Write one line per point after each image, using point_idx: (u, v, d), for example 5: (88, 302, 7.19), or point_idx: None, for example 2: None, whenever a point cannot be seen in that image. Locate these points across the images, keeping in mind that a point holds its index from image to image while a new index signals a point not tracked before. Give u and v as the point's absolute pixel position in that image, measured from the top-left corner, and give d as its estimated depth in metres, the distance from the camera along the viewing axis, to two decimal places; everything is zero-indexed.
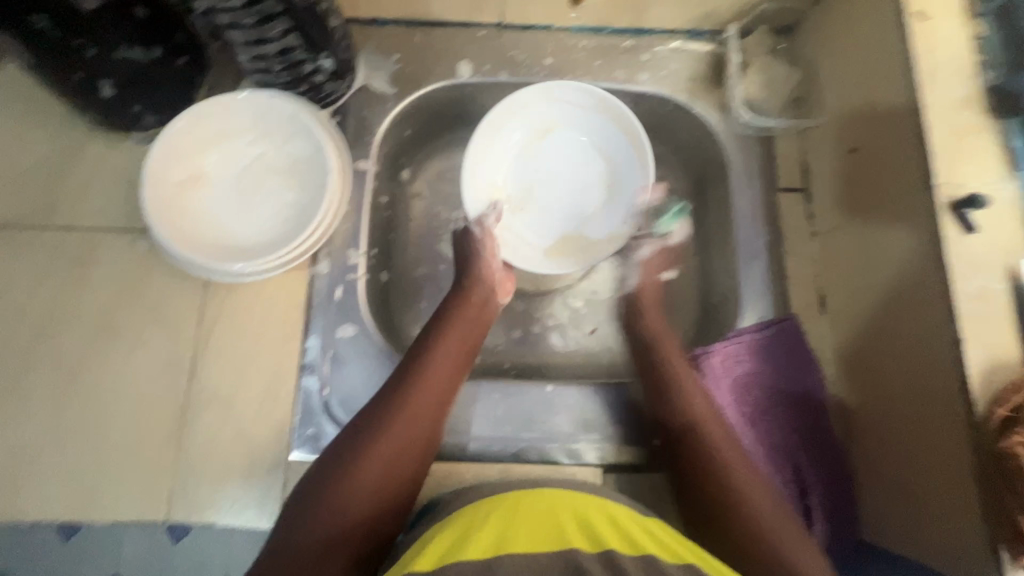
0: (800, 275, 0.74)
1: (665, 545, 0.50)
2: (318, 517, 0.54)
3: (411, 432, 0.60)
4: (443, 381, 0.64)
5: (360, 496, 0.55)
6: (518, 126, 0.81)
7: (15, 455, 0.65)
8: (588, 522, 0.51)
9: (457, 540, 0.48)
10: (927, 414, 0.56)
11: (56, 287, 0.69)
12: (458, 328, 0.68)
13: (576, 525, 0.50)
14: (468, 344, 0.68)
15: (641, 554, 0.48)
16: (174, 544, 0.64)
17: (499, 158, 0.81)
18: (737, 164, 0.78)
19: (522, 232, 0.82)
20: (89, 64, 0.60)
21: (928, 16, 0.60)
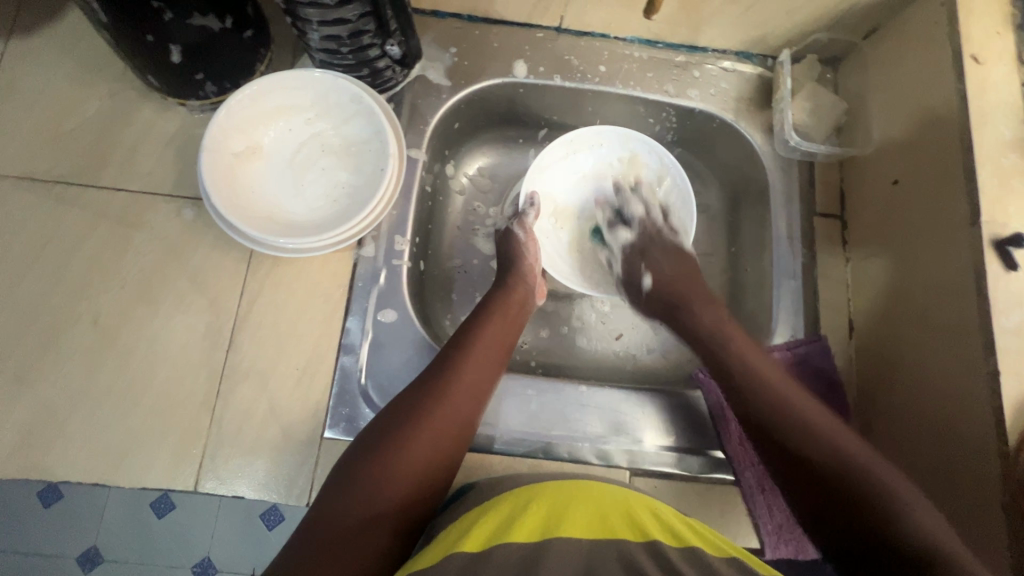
0: (831, 298, 0.76)
1: (708, 540, 0.51)
2: (360, 490, 0.52)
3: (460, 390, 0.60)
4: (489, 355, 0.65)
5: (403, 470, 0.54)
6: (591, 156, 0.84)
7: (44, 412, 0.64)
8: (634, 515, 0.53)
9: (505, 524, 0.50)
10: (953, 446, 0.58)
11: (99, 248, 0.69)
12: (502, 313, 0.69)
13: (622, 517, 0.52)
14: (512, 329, 0.69)
15: (686, 547, 0.50)
16: (157, 520, 0.64)
17: (561, 176, 0.84)
18: (778, 186, 0.80)
19: (557, 242, 0.84)
20: (162, 28, 0.59)
21: (983, 60, 0.62)
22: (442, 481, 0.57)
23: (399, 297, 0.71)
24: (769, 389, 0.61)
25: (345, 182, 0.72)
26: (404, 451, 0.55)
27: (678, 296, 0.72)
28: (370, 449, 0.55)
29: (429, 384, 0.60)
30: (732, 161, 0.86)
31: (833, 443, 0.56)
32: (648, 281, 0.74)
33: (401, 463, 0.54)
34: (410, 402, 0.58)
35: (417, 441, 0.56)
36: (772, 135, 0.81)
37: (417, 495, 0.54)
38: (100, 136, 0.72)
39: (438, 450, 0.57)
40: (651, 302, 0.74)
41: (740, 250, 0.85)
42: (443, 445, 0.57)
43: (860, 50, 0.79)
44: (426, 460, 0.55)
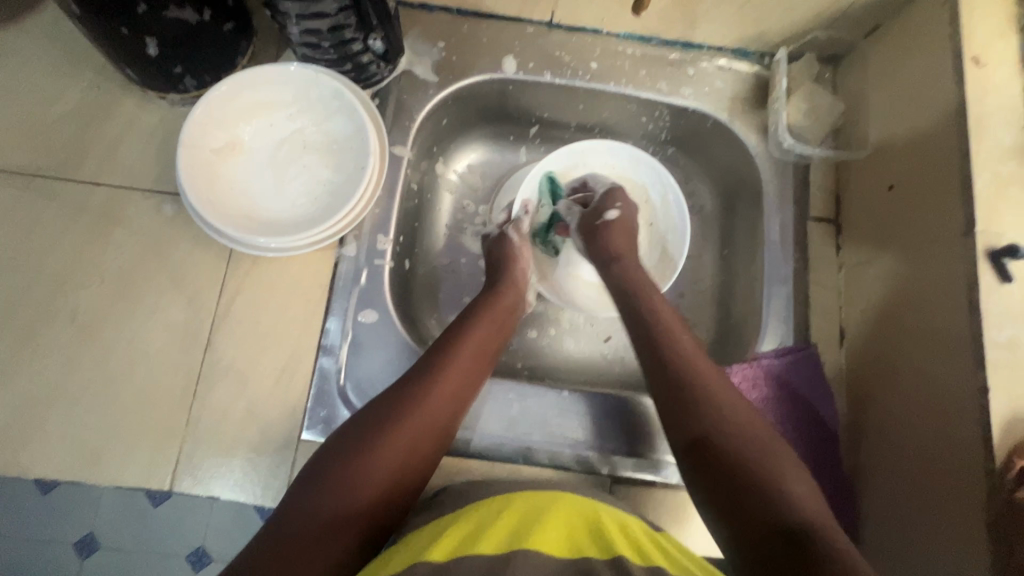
0: (823, 305, 0.75)
1: (675, 559, 0.50)
2: (328, 494, 0.51)
3: (440, 396, 0.59)
4: (473, 362, 0.63)
5: (375, 476, 0.53)
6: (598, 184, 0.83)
7: (21, 408, 0.64)
8: (601, 529, 0.52)
9: (475, 536, 0.49)
10: (939, 461, 0.57)
11: (78, 243, 0.68)
12: (488, 319, 0.68)
13: (588, 531, 0.52)
14: (500, 336, 0.68)
15: (650, 564, 0.49)
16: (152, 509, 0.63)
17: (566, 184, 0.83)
18: (771, 189, 0.78)
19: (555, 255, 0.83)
20: (136, 21, 0.58)
21: (985, 63, 0.60)
22: (412, 487, 0.56)
23: (381, 297, 0.70)
24: (712, 404, 0.55)
25: (327, 180, 0.70)
26: (378, 455, 0.54)
27: (613, 250, 0.71)
28: (344, 451, 0.54)
29: (408, 388, 0.59)
30: (726, 162, 0.84)
31: (773, 469, 0.49)
32: (614, 213, 0.74)
33: (373, 467, 0.53)
34: (388, 406, 0.57)
35: (391, 445, 0.54)
36: (766, 136, 0.79)
37: (387, 501, 0.53)
38: (81, 130, 0.71)
39: (411, 456, 0.55)
40: (594, 239, 0.73)
41: (733, 253, 0.83)
42: (417, 451, 0.56)
43: (861, 49, 0.76)
44: (398, 465, 0.54)
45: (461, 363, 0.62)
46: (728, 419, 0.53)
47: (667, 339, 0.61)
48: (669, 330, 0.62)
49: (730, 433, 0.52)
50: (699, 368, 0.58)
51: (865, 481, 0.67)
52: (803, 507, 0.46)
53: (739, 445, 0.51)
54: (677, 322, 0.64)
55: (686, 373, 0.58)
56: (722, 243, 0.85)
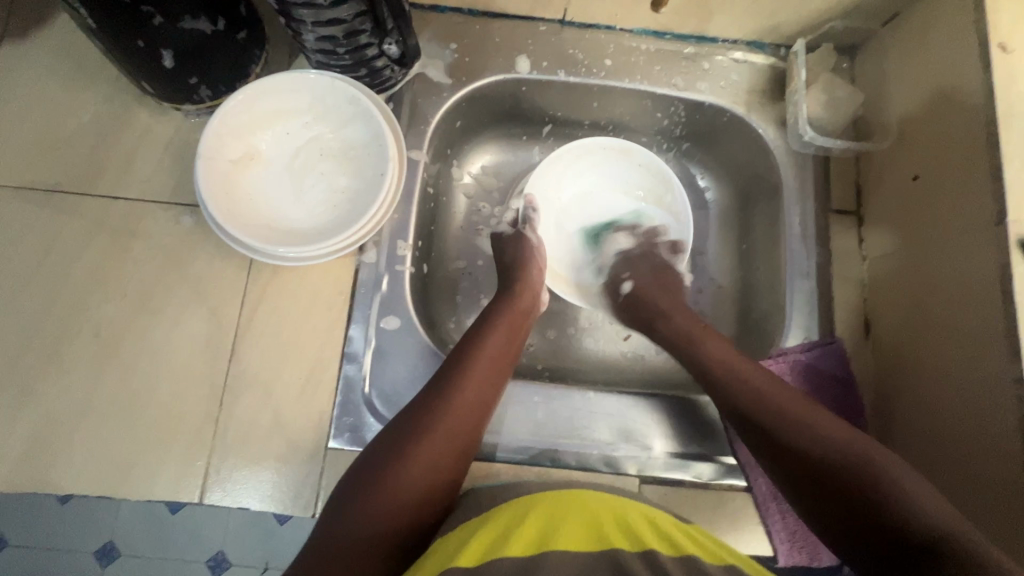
0: (846, 297, 0.74)
1: (707, 550, 0.51)
2: (362, 508, 0.51)
3: (465, 400, 0.59)
4: (493, 367, 0.63)
5: (406, 490, 0.53)
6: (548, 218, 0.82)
7: (46, 425, 0.64)
8: (630, 524, 0.53)
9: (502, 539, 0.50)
10: (974, 454, 0.56)
11: (98, 257, 0.68)
12: (509, 323, 0.67)
13: (618, 527, 0.52)
14: (517, 337, 0.67)
15: (682, 555, 0.50)
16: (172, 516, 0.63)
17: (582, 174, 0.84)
18: (791, 182, 0.77)
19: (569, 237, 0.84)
20: (151, 33, 0.58)
21: (1011, 49, 0.59)
22: (442, 498, 0.55)
23: (402, 302, 0.70)
24: (750, 386, 0.61)
25: (344, 187, 0.70)
26: (410, 465, 0.54)
27: (657, 310, 0.73)
28: (376, 461, 0.54)
29: (434, 395, 0.58)
30: (742, 156, 0.83)
31: (807, 432, 0.56)
32: (627, 286, 0.77)
33: (404, 476, 0.53)
34: (414, 413, 0.57)
35: (422, 453, 0.54)
36: (784, 129, 0.78)
37: (419, 510, 0.53)
38: (95, 143, 0.71)
39: (437, 470, 0.55)
40: (630, 309, 0.76)
41: (752, 248, 0.83)
42: (445, 459, 0.56)
43: (878, 38, 0.75)
44: (428, 478, 0.54)
45: (479, 368, 0.61)
46: (761, 394, 0.60)
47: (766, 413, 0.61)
48: (696, 340, 0.67)
49: (787, 421, 0.57)
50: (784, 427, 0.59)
51: None
52: (886, 471, 0.52)
53: (766, 408, 0.59)
54: (744, 360, 0.64)
55: (735, 378, 0.62)
56: (740, 239, 0.84)
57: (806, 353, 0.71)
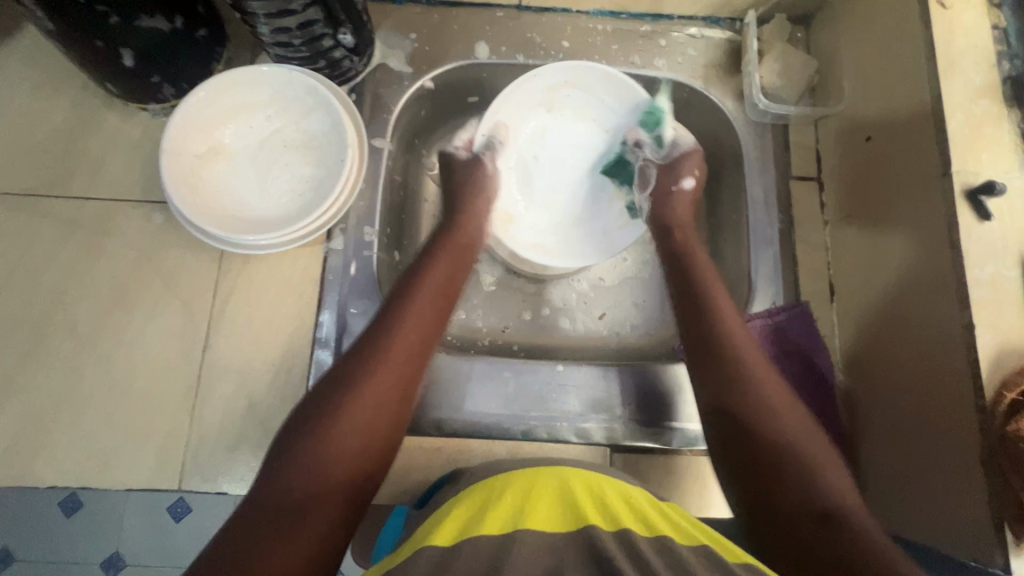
0: (810, 262, 0.75)
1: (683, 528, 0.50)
2: (297, 475, 0.47)
3: (405, 342, 0.56)
4: (433, 304, 0.61)
5: (343, 448, 0.49)
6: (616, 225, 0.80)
7: (28, 420, 0.65)
8: (605, 502, 0.52)
9: (475, 518, 0.49)
10: (933, 403, 0.57)
11: (73, 257, 0.70)
12: (448, 264, 0.66)
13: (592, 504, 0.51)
14: (456, 277, 0.66)
15: (656, 535, 0.48)
16: (175, 523, 0.65)
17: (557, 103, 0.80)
18: (751, 153, 0.78)
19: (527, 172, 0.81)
20: (109, 33, 0.59)
21: (949, 5, 0.60)
22: (380, 457, 0.51)
23: (371, 287, 0.71)
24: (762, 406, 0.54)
25: (309, 176, 0.71)
26: (347, 417, 0.50)
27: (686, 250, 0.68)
28: (307, 415, 0.50)
29: (367, 340, 0.55)
30: (705, 129, 0.84)
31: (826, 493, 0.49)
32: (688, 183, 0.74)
33: (338, 430, 0.49)
34: (349, 363, 0.54)
35: (364, 400, 0.51)
36: (743, 101, 0.79)
37: (361, 471, 0.49)
38: (67, 147, 0.73)
39: (373, 420, 0.51)
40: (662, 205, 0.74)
41: (719, 219, 0.83)
42: (387, 406, 0.52)
43: (829, 5, 0.77)
44: (365, 430, 0.50)
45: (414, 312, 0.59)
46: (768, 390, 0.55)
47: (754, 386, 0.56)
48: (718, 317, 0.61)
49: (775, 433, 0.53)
50: (779, 415, 0.54)
51: (861, 433, 0.68)
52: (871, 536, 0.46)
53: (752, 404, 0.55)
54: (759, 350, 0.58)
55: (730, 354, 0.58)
56: (708, 211, 0.85)
57: (761, 321, 0.72)
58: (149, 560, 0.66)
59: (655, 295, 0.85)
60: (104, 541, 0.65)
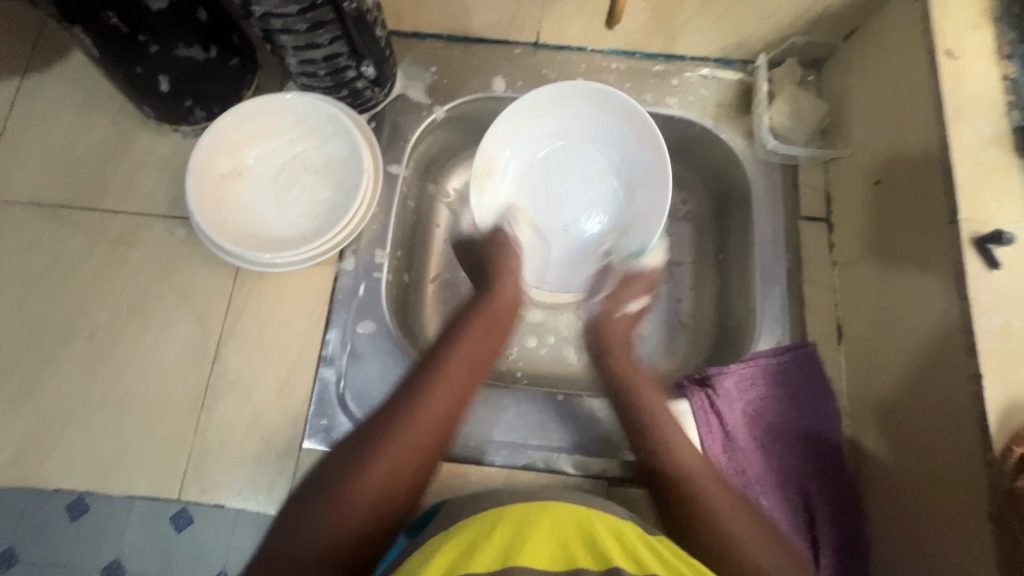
0: (819, 302, 0.74)
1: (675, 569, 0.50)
2: (318, 515, 0.53)
3: (431, 408, 0.60)
4: (461, 373, 0.64)
5: (361, 501, 0.54)
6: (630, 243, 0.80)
7: (42, 421, 0.67)
8: (595, 539, 0.51)
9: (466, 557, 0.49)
10: (941, 453, 0.55)
11: (98, 266, 0.73)
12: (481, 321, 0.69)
13: (583, 542, 0.51)
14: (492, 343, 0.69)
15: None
16: (178, 535, 0.64)
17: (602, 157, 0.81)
18: (760, 191, 0.79)
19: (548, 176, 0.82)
20: (149, 60, 0.64)
21: (958, 55, 0.61)
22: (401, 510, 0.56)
23: (378, 308, 0.72)
24: None
25: (326, 200, 0.74)
26: (370, 474, 0.55)
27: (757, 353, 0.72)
28: (329, 478, 0.55)
29: (399, 405, 0.59)
30: (716, 167, 0.85)
31: None
32: (632, 306, 0.75)
33: (361, 489, 0.54)
34: (372, 435, 0.58)
35: (380, 466, 0.55)
36: (753, 140, 0.80)
37: (377, 523, 0.54)
38: (102, 162, 0.77)
39: (395, 473, 0.56)
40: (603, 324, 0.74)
41: (727, 255, 0.84)
42: (407, 467, 0.56)
43: (841, 51, 0.78)
44: (381, 489, 0.55)
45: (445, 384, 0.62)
46: None
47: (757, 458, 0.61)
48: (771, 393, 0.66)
49: None
50: None
51: (870, 482, 0.66)
52: None
53: None
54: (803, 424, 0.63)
55: None
56: (717, 247, 0.86)
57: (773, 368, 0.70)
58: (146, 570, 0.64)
59: (659, 329, 0.85)
60: (102, 547, 0.64)
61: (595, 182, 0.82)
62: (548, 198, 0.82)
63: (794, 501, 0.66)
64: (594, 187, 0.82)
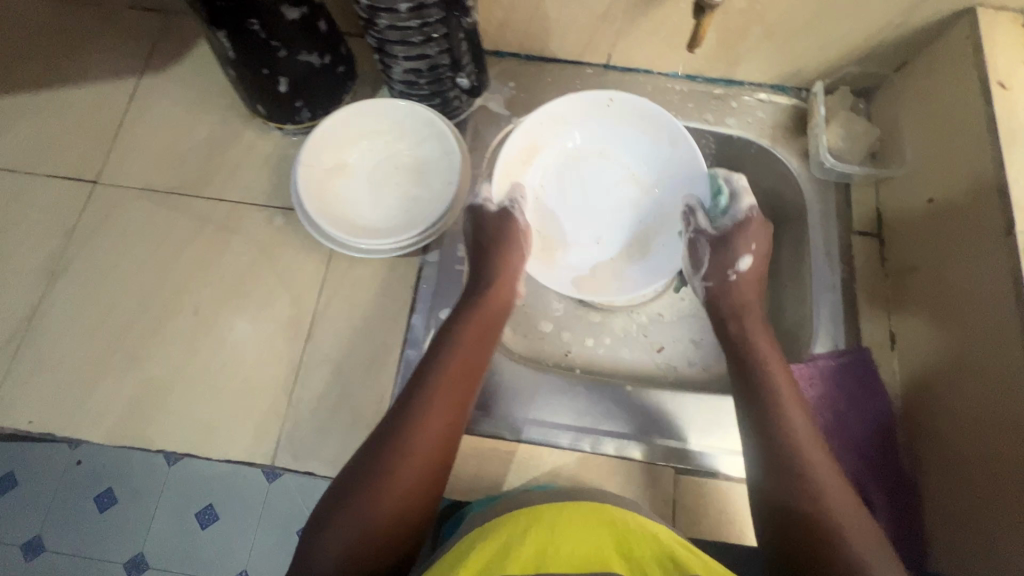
0: (872, 311, 0.79)
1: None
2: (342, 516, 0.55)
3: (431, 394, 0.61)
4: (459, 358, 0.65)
5: (380, 498, 0.56)
6: (636, 269, 0.86)
7: (148, 387, 0.73)
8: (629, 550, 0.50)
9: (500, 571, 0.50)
10: (999, 445, 0.59)
11: (203, 248, 0.79)
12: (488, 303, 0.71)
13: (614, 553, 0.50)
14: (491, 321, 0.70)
15: None
16: (202, 530, 0.76)
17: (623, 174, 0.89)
18: (814, 206, 0.84)
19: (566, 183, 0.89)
20: (275, 64, 0.71)
21: (1010, 86, 0.67)
22: (422, 498, 0.58)
23: (456, 296, 0.78)
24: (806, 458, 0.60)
25: (415, 196, 0.80)
26: (382, 471, 0.57)
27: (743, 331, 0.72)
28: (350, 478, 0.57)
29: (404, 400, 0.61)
30: (770, 184, 0.91)
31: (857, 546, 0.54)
32: (746, 261, 0.76)
33: (378, 487, 0.56)
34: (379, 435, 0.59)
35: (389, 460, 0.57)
36: (808, 160, 0.86)
37: (403, 515, 0.56)
38: (209, 155, 0.84)
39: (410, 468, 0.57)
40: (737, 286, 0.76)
41: (779, 266, 0.89)
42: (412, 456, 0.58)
43: (892, 81, 0.85)
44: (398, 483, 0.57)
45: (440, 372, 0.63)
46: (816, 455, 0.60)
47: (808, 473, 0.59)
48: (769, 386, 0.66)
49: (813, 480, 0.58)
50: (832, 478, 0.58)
51: (926, 477, 0.69)
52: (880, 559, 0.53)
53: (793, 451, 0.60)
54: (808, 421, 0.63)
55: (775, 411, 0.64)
56: (769, 259, 0.91)
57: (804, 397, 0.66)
58: (167, 557, 0.77)
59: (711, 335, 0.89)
60: None
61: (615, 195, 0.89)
62: (562, 205, 0.88)
63: (854, 501, 0.71)
64: (614, 199, 0.89)
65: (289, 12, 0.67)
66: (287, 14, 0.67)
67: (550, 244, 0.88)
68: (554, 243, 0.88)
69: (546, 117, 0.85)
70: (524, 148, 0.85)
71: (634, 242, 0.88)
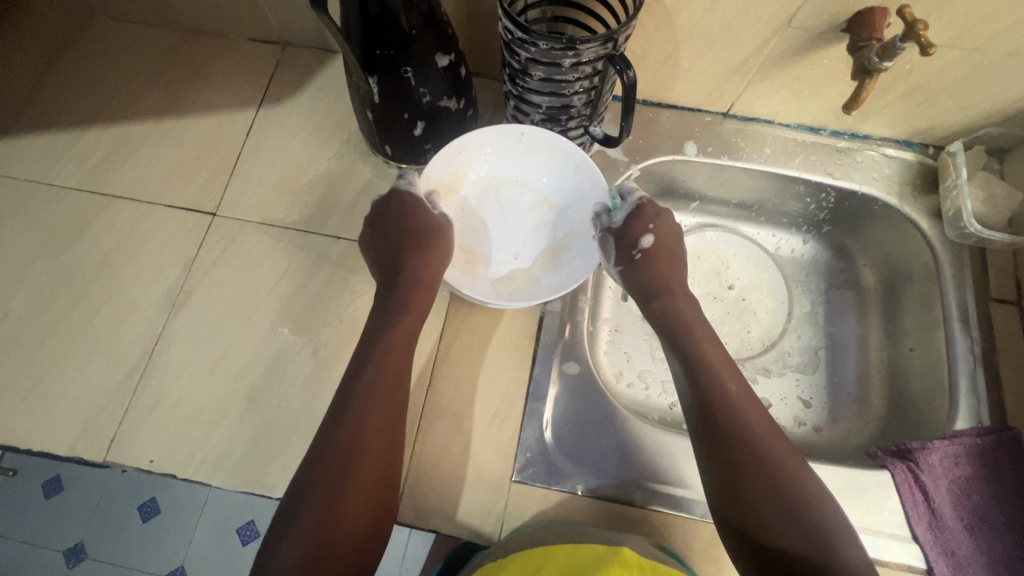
0: (1015, 385, 0.75)
1: None
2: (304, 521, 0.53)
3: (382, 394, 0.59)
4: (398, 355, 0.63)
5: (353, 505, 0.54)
6: (553, 277, 0.79)
7: (268, 430, 0.71)
8: None
9: None
10: None
11: (322, 286, 0.78)
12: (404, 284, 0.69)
13: None
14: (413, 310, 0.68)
15: None
16: None
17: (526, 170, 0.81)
18: (946, 268, 0.81)
19: (492, 181, 0.81)
20: (417, 109, 0.70)
21: None
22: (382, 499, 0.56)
23: (581, 350, 0.77)
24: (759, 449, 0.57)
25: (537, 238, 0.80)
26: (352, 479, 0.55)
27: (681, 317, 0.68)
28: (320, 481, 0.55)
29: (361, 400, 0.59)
30: (890, 241, 0.88)
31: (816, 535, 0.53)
32: (649, 239, 0.72)
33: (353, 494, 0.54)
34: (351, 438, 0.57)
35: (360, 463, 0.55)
36: (940, 220, 0.83)
37: (372, 518, 0.55)
38: (327, 191, 0.83)
39: (374, 471, 0.56)
40: (641, 267, 0.72)
41: (899, 327, 0.86)
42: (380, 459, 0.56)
43: None
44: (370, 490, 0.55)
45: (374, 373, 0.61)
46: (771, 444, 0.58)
47: (763, 476, 0.56)
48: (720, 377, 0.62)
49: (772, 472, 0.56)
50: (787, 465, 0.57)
51: None
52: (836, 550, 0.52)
53: (756, 445, 0.58)
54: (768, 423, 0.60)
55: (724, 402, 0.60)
56: (886, 318, 0.88)
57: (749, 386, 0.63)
58: None
59: (823, 396, 0.87)
60: None
61: (528, 198, 0.81)
62: (502, 212, 0.81)
63: None
64: (526, 201, 0.81)
65: (440, 59, 0.66)
66: (439, 61, 0.66)
67: (471, 257, 0.79)
68: (477, 256, 0.79)
69: (478, 141, 0.77)
70: (446, 172, 0.77)
71: (548, 252, 0.80)
